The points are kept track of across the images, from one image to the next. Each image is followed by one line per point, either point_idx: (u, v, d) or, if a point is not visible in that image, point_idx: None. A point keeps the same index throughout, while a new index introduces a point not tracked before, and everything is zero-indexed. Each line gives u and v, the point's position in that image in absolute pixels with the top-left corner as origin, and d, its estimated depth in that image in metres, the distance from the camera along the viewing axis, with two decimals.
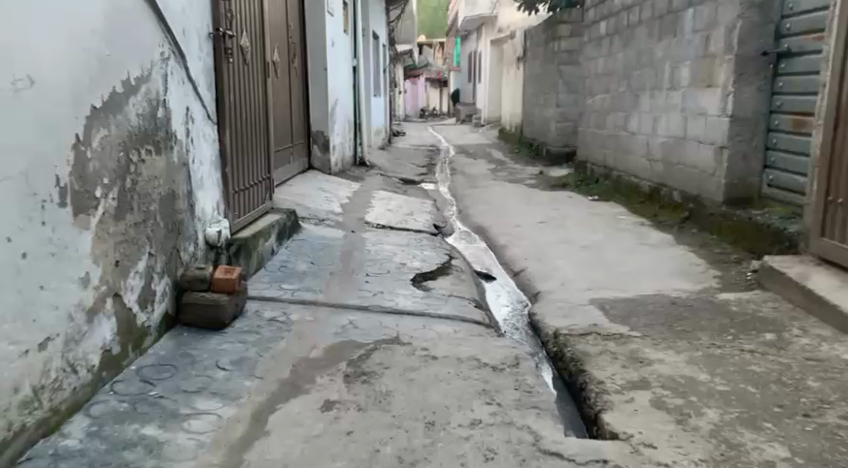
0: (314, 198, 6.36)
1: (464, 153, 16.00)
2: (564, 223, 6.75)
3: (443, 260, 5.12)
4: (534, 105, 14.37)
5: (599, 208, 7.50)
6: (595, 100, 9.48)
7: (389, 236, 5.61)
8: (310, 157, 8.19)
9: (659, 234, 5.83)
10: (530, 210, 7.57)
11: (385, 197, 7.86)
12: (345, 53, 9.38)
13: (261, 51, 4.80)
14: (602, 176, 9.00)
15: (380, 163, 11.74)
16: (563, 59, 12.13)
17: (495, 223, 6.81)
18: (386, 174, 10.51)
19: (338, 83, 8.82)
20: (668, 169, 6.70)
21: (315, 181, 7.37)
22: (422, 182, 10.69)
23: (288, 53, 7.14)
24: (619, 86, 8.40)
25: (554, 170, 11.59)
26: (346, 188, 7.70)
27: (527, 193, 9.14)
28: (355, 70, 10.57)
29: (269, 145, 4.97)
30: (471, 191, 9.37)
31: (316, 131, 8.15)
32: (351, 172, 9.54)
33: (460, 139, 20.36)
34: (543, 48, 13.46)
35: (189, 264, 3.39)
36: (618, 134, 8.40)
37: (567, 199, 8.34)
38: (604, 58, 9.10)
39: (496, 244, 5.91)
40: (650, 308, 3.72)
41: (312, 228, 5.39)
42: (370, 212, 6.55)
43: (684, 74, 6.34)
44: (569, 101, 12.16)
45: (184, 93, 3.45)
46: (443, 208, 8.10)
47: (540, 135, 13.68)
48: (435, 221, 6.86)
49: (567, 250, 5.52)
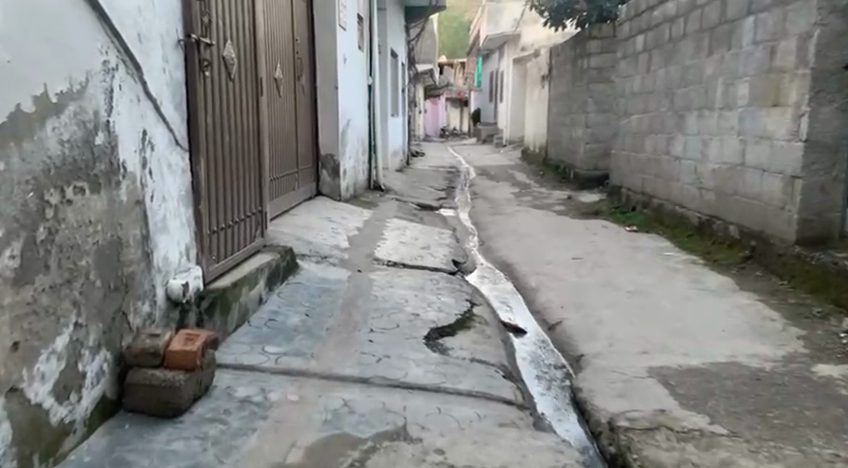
0: (318, 230, 5.64)
1: (486, 175, 15.29)
2: (601, 259, 5.99)
3: (464, 308, 4.36)
4: (560, 126, 13.67)
5: (639, 241, 6.74)
6: (631, 120, 8.73)
7: (401, 277, 4.87)
8: (318, 183, 7.49)
9: (717, 278, 5.09)
10: (562, 242, 6.82)
11: (400, 226, 7.12)
12: (359, 69, 8.72)
13: (253, 64, 4.09)
14: (641, 204, 8.22)
15: (397, 186, 11.04)
16: (593, 77, 11.38)
17: (523, 258, 6.07)
18: (403, 199, 9.79)
19: (350, 103, 8.14)
20: (724, 200, 5.96)
21: (322, 210, 6.66)
22: (442, 208, 9.96)
23: (292, 69, 6.45)
24: (660, 106, 7.64)
25: (584, 195, 10.82)
26: (357, 217, 6.98)
27: (557, 221, 8.37)
28: (371, 88, 9.92)
29: (262, 173, 4.25)
30: (496, 219, 8.63)
31: (325, 154, 7.46)
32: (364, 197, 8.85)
33: (481, 160, 19.68)
34: (570, 66, 12.81)
35: (140, 329, 2.65)
36: (659, 158, 7.63)
37: (602, 230, 7.58)
38: (641, 75, 8.35)
39: (526, 285, 5.16)
40: (733, 387, 2.99)
41: (312, 268, 4.66)
42: (381, 246, 5.81)
43: (744, 92, 5.65)
44: (600, 121, 11.40)
45: (140, 113, 2.72)
46: (464, 237, 7.34)
47: (568, 157, 12.91)
48: (454, 255, 6.11)
49: (608, 296, 4.77)
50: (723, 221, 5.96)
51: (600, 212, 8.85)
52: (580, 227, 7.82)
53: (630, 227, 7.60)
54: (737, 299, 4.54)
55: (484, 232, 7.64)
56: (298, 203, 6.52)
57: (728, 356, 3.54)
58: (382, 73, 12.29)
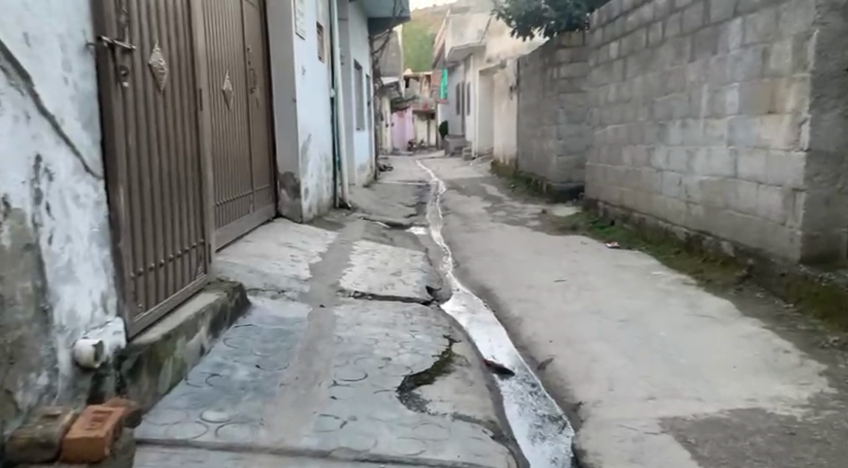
0: (277, 258, 5.08)
1: (457, 189, 14.83)
2: (587, 281, 5.52)
3: (441, 345, 3.84)
4: (531, 137, 13.25)
5: (624, 259, 6.29)
6: (607, 130, 8.30)
7: (369, 311, 4.33)
8: (277, 204, 6.91)
9: (714, 301, 4.64)
10: (542, 262, 6.33)
11: (370, 249, 6.58)
12: (320, 82, 8.20)
13: (191, 74, 3.55)
14: (621, 217, 7.78)
15: (364, 204, 10.49)
16: (563, 87, 10.97)
17: (502, 283, 5.57)
18: (370, 218, 9.24)
19: (311, 118, 7.61)
20: (714, 214, 5.47)
21: (281, 234, 6.10)
22: (412, 225, 9.43)
23: (244, 81, 5.90)
24: (637, 115, 7.20)
25: (559, 208, 10.38)
26: (321, 240, 6.41)
27: (534, 238, 7.89)
28: (333, 101, 9.39)
29: (203, 199, 3.70)
30: (469, 237, 8.12)
31: (283, 173, 6.90)
32: (329, 216, 8.30)
33: (451, 173, 19.23)
34: (539, 76, 12.39)
35: (35, 409, 2.11)
36: (639, 169, 7.20)
37: (583, 247, 7.11)
38: (616, 84, 7.91)
39: (508, 315, 4.65)
40: (761, 452, 2.56)
41: (266, 305, 4.10)
42: (347, 273, 5.26)
43: (733, 99, 5.14)
44: (572, 132, 11.00)
45: (31, 136, 2.16)
46: (437, 259, 6.82)
47: (539, 169, 12.49)
48: (427, 281, 5.59)
49: (601, 325, 4.28)
50: (714, 237, 5.48)
51: (578, 227, 8.39)
52: (559, 244, 7.35)
53: (612, 243, 7.15)
54: (742, 325, 4.09)
55: (457, 252, 7.13)
56: (254, 228, 5.94)
57: (747, 400, 3.07)
58: (346, 86, 11.81)
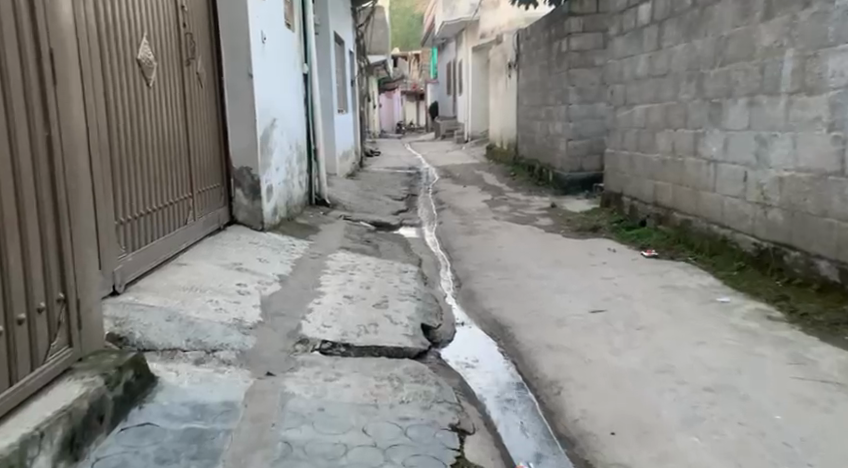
0: (213, 293, 3.69)
1: (451, 177, 13.46)
2: (633, 312, 4.16)
3: (450, 451, 2.48)
4: (533, 119, 11.87)
5: (671, 277, 4.93)
6: (635, 110, 6.91)
7: (340, 382, 2.96)
8: (229, 207, 5.49)
9: (828, 349, 3.31)
10: (566, 282, 4.97)
11: (350, 265, 5.19)
12: (288, 55, 6.78)
13: (29, 29, 2.17)
14: (655, 217, 6.41)
15: (346, 198, 9.09)
16: (574, 61, 9.57)
17: (521, 317, 4.20)
18: (351, 216, 7.86)
19: (275, 98, 6.18)
20: (802, 222, 4.11)
21: (230, 250, 4.70)
22: (401, 225, 8.04)
23: (179, 50, 4.50)
24: (679, 93, 5.81)
25: (570, 201, 9.02)
26: (286, 256, 5.02)
27: (549, 243, 6.52)
28: (307, 78, 7.98)
29: (65, 228, 2.33)
30: (470, 242, 6.74)
31: (238, 168, 5.48)
32: (301, 217, 6.92)
33: (443, 158, 17.86)
34: (545, 49, 10.97)
35: None
36: (681, 160, 5.83)
37: (613, 256, 5.75)
38: (647, 54, 6.51)
39: (538, 377, 3.29)
40: None
41: (182, 382, 2.72)
42: (314, 308, 3.88)
43: (838, 68, 3.79)
44: (583, 113, 9.62)
45: None
46: (434, 276, 5.44)
47: (544, 154, 11.12)
48: (422, 313, 4.22)
49: (679, 398, 2.92)
50: (802, 252, 4.13)
51: (600, 227, 7.03)
52: (583, 252, 5.99)
53: (649, 251, 5.79)
54: None
55: (458, 265, 5.75)
56: (191, 244, 4.52)
57: None
58: (322, 62, 10.39)
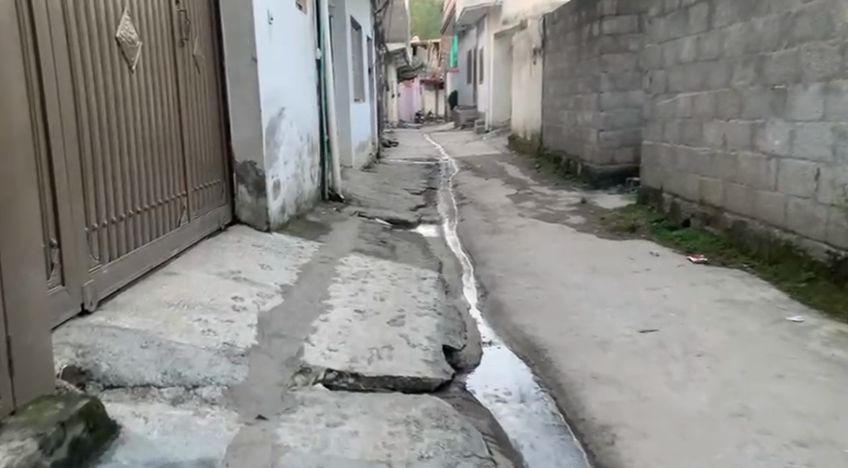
0: (201, 309, 3.15)
1: (472, 169, 12.88)
2: (690, 331, 3.58)
3: None
4: (560, 108, 11.27)
5: (727, 288, 4.35)
6: (679, 99, 6.31)
7: (346, 428, 2.43)
8: (232, 205, 4.96)
9: None
10: (607, 293, 4.40)
11: (363, 272, 4.65)
12: (298, 39, 6.24)
13: None
14: (701, 217, 5.81)
15: (362, 193, 8.56)
16: (607, 46, 8.97)
17: (560, 336, 3.64)
18: (367, 213, 7.33)
19: (283, 85, 5.65)
20: None
21: (228, 255, 4.16)
22: (420, 222, 7.49)
23: (173, 28, 3.95)
24: (733, 78, 5.21)
25: (601, 197, 8.44)
26: (291, 260, 4.49)
27: (583, 245, 5.95)
28: (320, 64, 7.44)
29: None
30: (495, 243, 6.19)
31: (241, 162, 4.96)
32: (312, 215, 6.39)
33: (463, 149, 17.29)
34: (574, 34, 10.37)
35: None
36: (733, 154, 5.23)
37: (656, 261, 5.17)
38: (694, 36, 5.91)
39: (585, 418, 2.73)
40: None
41: (150, 429, 2.20)
42: (319, 327, 3.35)
43: None
44: (616, 102, 9.04)
45: None
46: (456, 283, 4.88)
47: (572, 146, 10.54)
48: (444, 330, 3.68)
49: (765, 455, 2.36)
50: None
51: (637, 227, 6.43)
52: (622, 256, 5.40)
53: (696, 257, 5.19)
54: None
55: (483, 271, 5.20)
56: (184, 249, 3.99)
57: None
58: (338, 48, 9.85)
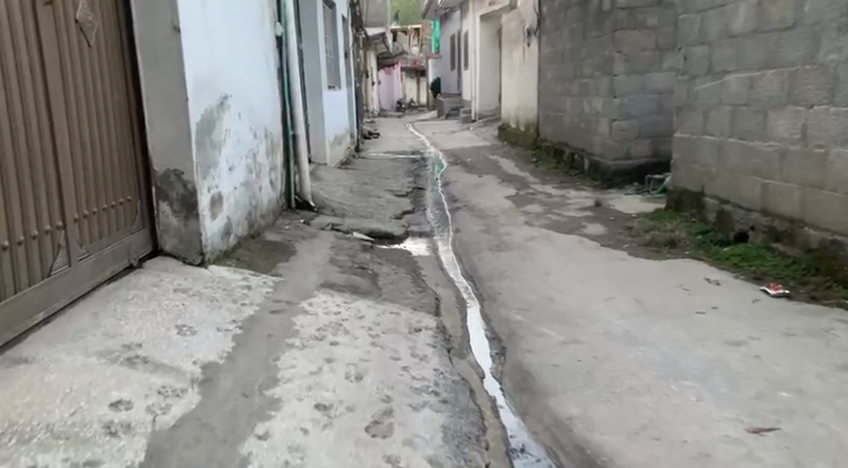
0: (38, 448, 1.87)
1: (462, 164, 11.63)
2: (836, 434, 2.33)
3: None
4: (562, 96, 10.05)
5: (843, 340, 3.12)
6: (728, 81, 5.07)
7: None
8: (150, 230, 3.64)
9: None
10: (675, 351, 3.14)
11: (332, 324, 3.35)
12: (246, 9, 4.89)
13: None
14: (765, 230, 4.57)
15: (337, 198, 7.24)
16: (621, 21, 7.72)
17: (630, 442, 2.38)
18: (342, 224, 6.03)
19: (224, 69, 4.32)
20: None
21: (131, 314, 2.84)
22: (407, 235, 6.19)
23: None
24: (820, 52, 3.99)
25: (618, 199, 7.22)
26: (230, 313, 3.19)
27: (614, 269, 4.69)
28: (281, 42, 6.10)
29: None
30: (503, 264, 4.93)
31: (161, 171, 3.64)
32: (271, 234, 5.08)
33: (450, 141, 16.03)
34: (579, 10, 9.12)
35: None
36: (820, 151, 3.98)
37: (721, 294, 3.92)
38: (754, 1, 4.66)
39: None
40: None
41: None
42: (252, 454, 2.07)
43: None
44: (632, 87, 7.83)
45: None
46: (460, 332, 3.60)
47: (577, 138, 9.32)
48: (452, 434, 2.40)
49: None
50: None
51: (678, 241, 5.17)
52: (671, 285, 4.16)
53: (775, 287, 3.93)
54: None
55: (493, 311, 3.93)
56: (58, 308, 2.71)
57: None
58: (307, 28, 8.52)
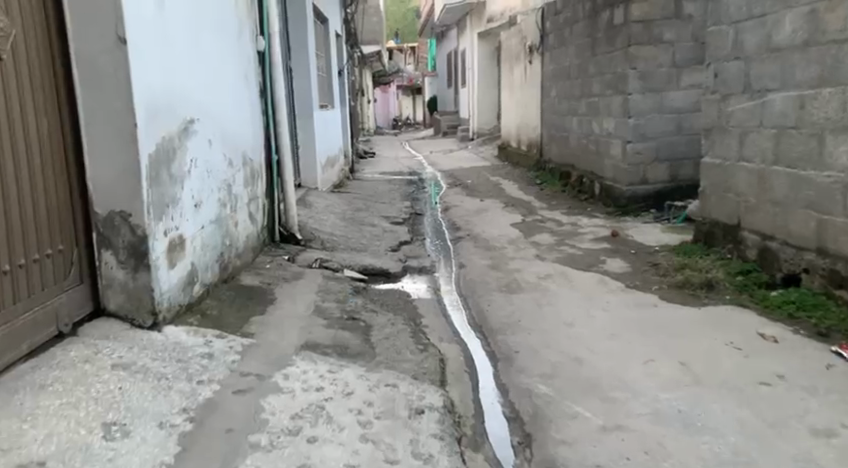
0: None
1: (462, 186, 10.99)
2: None
3: None
4: (568, 114, 9.43)
5: None
6: (770, 100, 4.44)
7: None
8: (90, 286, 2.98)
9: None
10: (746, 445, 2.48)
11: (312, 407, 2.67)
12: (219, 19, 4.23)
13: None
14: (823, 273, 3.92)
15: (327, 228, 6.58)
16: (634, 35, 7.10)
17: None
18: (332, 260, 5.35)
19: (188, 87, 3.64)
20: None
21: (43, 410, 2.24)
22: (405, 272, 5.51)
23: None
24: None
25: (636, 228, 6.59)
26: (179, 398, 2.52)
27: (647, 319, 4.03)
28: (265, 58, 5.44)
29: None
30: (516, 311, 4.26)
31: (104, 214, 2.98)
32: (248, 277, 4.40)
33: (449, 160, 15.41)
34: (586, 23, 8.51)
35: None
36: None
37: (784, 355, 3.27)
38: (804, 8, 4.03)
39: None
40: None
41: None
42: None
43: None
44: (647, 106, 7.21)
45: None
46: (471, 411, 2.94)
47: (586, 160, 8.70)
48: None
49: None
50: None
51: (716, 283, 4.51)
52: (719, 341, 3.50)
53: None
54: None
55: (510, 378, 3.26)
56: None
57: None
58: (296, 43, 7.89)
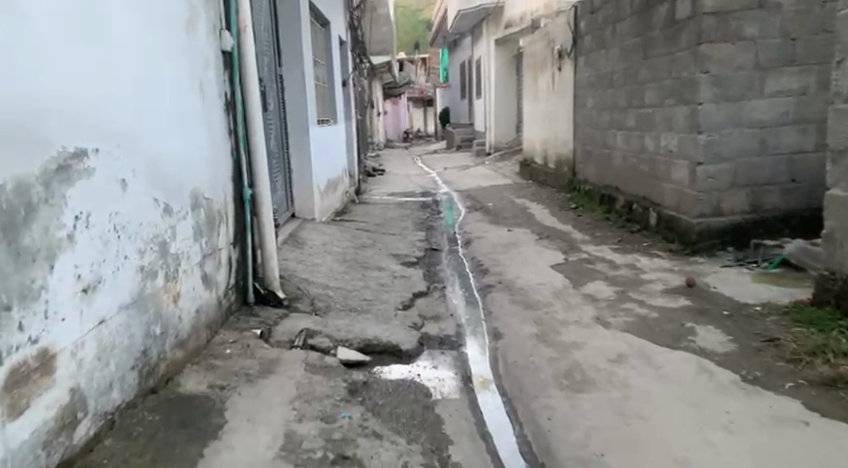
0: None
1: (484, 210, 9.57)
2: None
3: None
4: (610, 128, 8.00)
5: None
6: None
7: None
8: None
9: None
10: None
11: None
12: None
13: None
14: None
15: (321, 276, 5.15)
16: (708, 31, 5.69)
17: None
18: (323, 333, 3.92)
19: (74, 99, 2.25)
20: None
21: None
22: (422, 346, 4.05)
23: None
24: None
25: (717, 276, 5.14)
26: None
27: (804, 459, 2.58)
28: (236, 58, 4.00)
29: None
30: (593, 432, 2.83)
31: None
32: (192, 376, 2.99)
33: (466, 177, 13.99)
34: (636, 19, 7.09)
35: None
36: None
37: None
38: None
39: None
40: None
41: None
42: None
43: None
44: (723, 120, 5.78)
45: None
46: None
47: (636, 183, 7.25)
48: None
49: None
50: None
51: None
52: None
53: None
54: None
55: None
56: None
57: None
58: (287, 45, 6.51)
